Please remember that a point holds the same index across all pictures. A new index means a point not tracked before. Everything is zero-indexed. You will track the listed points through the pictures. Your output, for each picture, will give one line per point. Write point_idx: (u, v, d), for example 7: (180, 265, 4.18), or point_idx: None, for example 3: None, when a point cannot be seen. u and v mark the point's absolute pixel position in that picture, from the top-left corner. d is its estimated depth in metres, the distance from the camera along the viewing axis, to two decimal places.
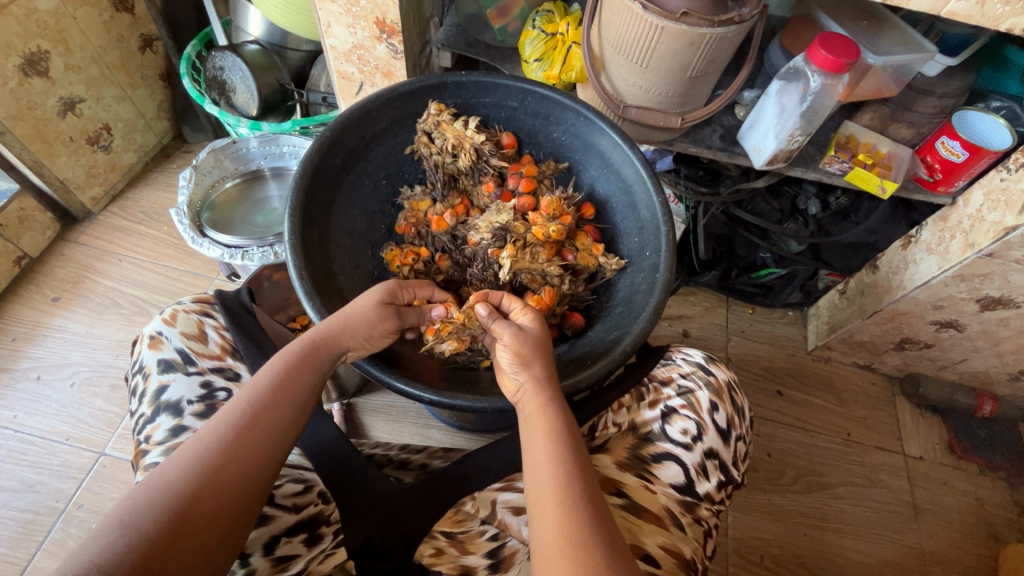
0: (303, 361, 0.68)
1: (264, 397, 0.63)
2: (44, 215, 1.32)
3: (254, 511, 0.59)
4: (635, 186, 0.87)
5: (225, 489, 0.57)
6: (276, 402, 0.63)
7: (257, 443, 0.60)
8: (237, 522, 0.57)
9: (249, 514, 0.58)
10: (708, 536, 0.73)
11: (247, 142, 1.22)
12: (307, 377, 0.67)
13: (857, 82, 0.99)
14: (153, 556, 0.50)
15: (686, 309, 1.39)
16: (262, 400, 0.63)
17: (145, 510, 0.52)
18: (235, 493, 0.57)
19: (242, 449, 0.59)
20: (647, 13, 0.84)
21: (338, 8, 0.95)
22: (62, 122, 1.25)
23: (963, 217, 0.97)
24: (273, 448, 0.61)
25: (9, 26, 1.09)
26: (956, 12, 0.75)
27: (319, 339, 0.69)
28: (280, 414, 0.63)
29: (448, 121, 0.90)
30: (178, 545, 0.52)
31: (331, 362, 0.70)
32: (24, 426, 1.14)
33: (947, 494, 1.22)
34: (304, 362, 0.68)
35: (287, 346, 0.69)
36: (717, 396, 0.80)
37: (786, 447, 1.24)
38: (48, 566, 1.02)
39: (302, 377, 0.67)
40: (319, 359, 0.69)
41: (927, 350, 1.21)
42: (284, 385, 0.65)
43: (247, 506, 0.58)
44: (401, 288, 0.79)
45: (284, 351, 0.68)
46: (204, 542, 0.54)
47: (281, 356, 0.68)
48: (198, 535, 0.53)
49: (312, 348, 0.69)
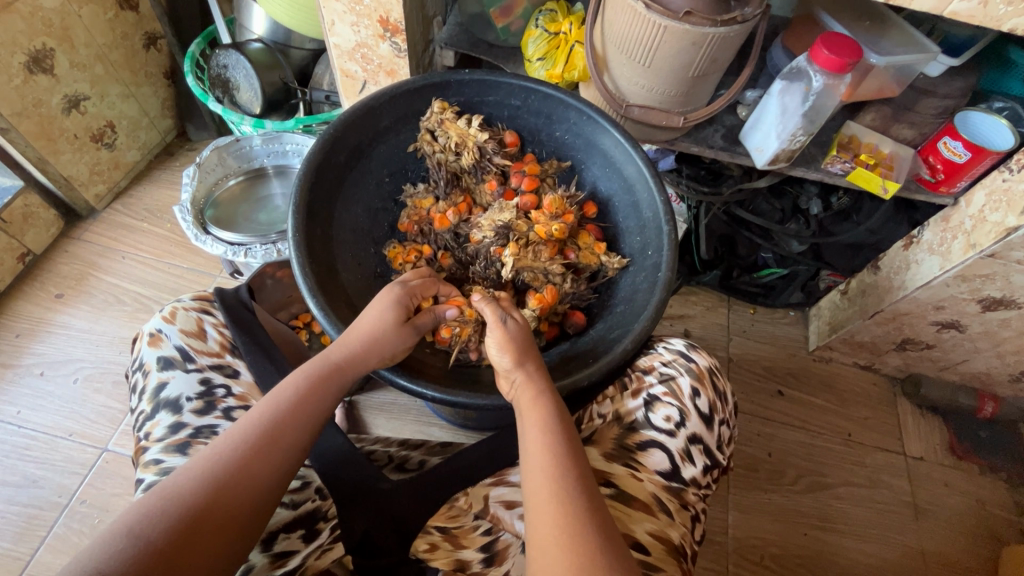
0: (322, 379, 0.68)
1: (283, 413, 0.64)
2: (47, 212, 1.32)
3: (262, 524, 0.59)
4: (637, 185, 0.87)
5: (235, 503, 0.57)
6: (295, 420, 0.64)
7: (271, 459, 0.61)
8: (244, 536, 0.57)
9: (256, 528, 0.59)
10: (696, 521, 0.73)
11: (249, 140, 1.23)
12: (325, 396, 0.68)
13: (859, 82, 1.00)
14: (159, 565, 0.50)
15: (687, 308, 1.39)
16: (280, 416, 0.63)
17: (155, 518, 0.53)
18: (244, 507, 0.57)
19: (255, 463, 0.59)
20: (649, 13, 0.84)
21: (342, 7, 0.95)
22: (66, 120, 1.26)
23: (964, 217, 0.97)
24: (285, 464, 0.62)
25: (14, 24, 1.09)
26: (958, 12, 0.75)
27: (340, 357, 0.70)
28: (297, 432, 0.64)
29: (451, 120, 0.91)
30: (186, 556, 0.52)
31: (350, 381, 0.71)
32: (27, 422, 1.15)
33: (948, 495, 1.22)
34: (321, 380, 0.68)
35: (307, 363, 0.69)
36: (698, 382, 0.79)
37: (786, 446, 1.24)
38: (50, 561, 1.02)
39: (320, 394, 0.67)
40: (339, 378, 0.69)
41: (928, 351, 1.21)
42: (303, 403, 0.65)
43: (255, 520, 0.58)
44: (411, 290, 0.78)
45: (304, 368, 0.68)
46: (211, 553, 0.54)
47: (301, 372, 0.68)
48: (206, 547, 0.54)
49: (333, 367, 0.69)
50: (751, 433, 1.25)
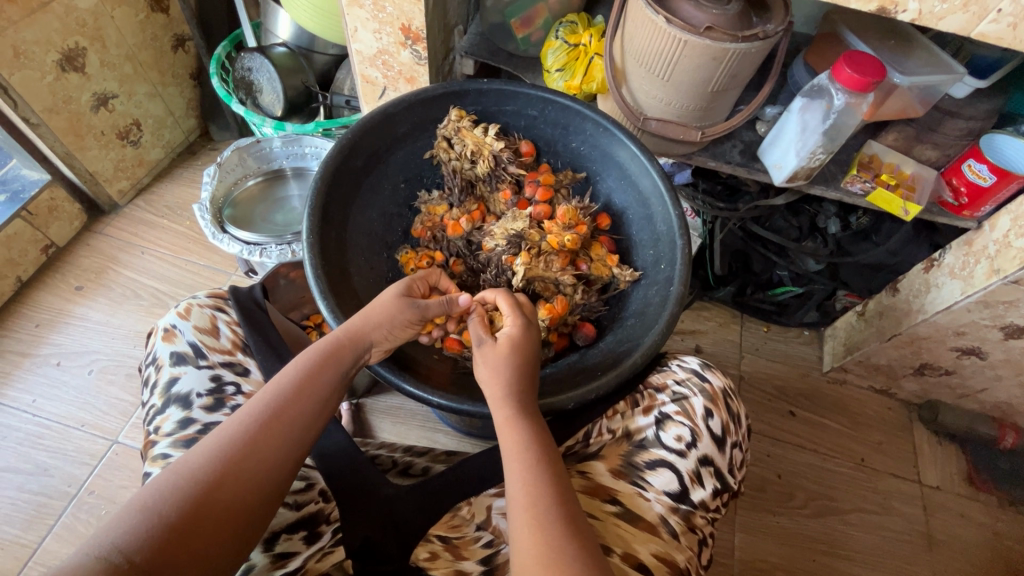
0: (329, 357, 0.68)
1: (290, 393, 0.64)
2: (72, 206, 1.35)
3: (274, 501, 0.59)
4: (652, 199, 0.87)
5: (244, 480, 0.57)
6: (298, 399, 0.64)
7: (278, 437, 0.61)
8: (258, 515, 0.58)
9: (269, 504, 0.59)
10: (703, 545, 0.72)
11: (270, 142, 1.24)
12: (330, 375, 0.67)
13: (881, 102, 0.99)
14: (174, 540, 0.51)
15: (699, 323, 1.38)
16: (285, 396, 0.63)
17: (168, 494, 0.53)
18: (255, 484, 0.58)
19: (265, 442, 0.60)
20: (669, 26, 0.83)
21: (365, 14, 0.97)
22: (94, 117, 1.29)
23: (988, 242, 0.95)
24: (293, 442, 0.62)
25: (49, 23, 1.13)
26: (986, 34, 0.74)
27: (343, 337, 0.70)
28: (303, 412, 0.64)
29: (467, 128, 0.91)
30: (200, 531, 0.53)
31: (354, 362, 0.70)
32: (42, 411, 1.17)
33: (963, 526, 1.18)
34: (328, 359, 0.68)
35: (312, 343, 0.69)
36: (712, 402, 0.78)
37: (796, 469, 1.22)
38: (57, 549, 1.04)
39: (326, 371, 0.67)
40: (343, 357, 0.69)
41: (947, 377, 1.19)
42: (307, 381, 0.65)
43: (266, 495, 0.59)
44: (416, 281, 0.79)
45: (307, 350, 0.68)
46: (224, 527, 0.54)
47: (305, 354, 0.68)
48: (219, 523, 0.54)
49: (336, 346, 0.69)
50: (760, 453, 1.23)
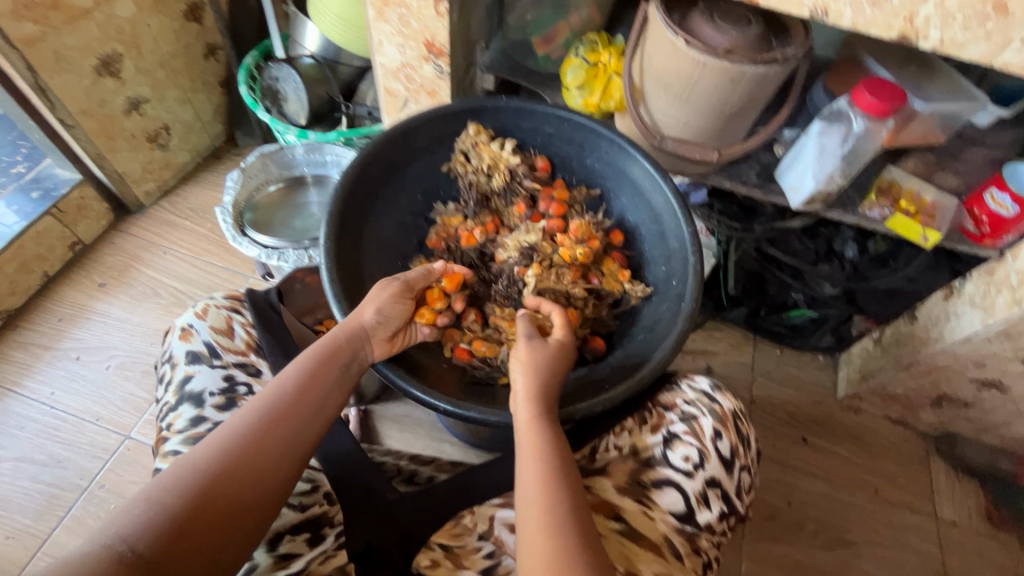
0: (329, 356, 0.69)
1: (292, 391, 0.65)
2: (100, 205, 1.40)
3: (280, 497, 0.60)
4: (664, 216, 0.87)
5: (248, 475, 0.58)
6: (301, 397, 0.65)
7: (280, 434, 0.62)
8: (262, 512, 0.58)
9: (274, 500, 0.59)
10: (708, 569, 0.71)
11: (293, 149, 1.27)
12: (330, 375, 0.68)
13: (904, 127, 0.96)
14: (178, 532, 0.52)
15: (711, 344, 1.37)
16: (286, 394, 0.64)
17: (173, 488, 0.54)
18: (258, 480, 0.59)
19: (268, 439, 0.61)
20: (689, 48, 0.84)
21: (390, 28, 0.99)
22: (126, 120, 1.33)
23: (1010, 271, 0.91)
24: (297, 439, 0.63)
25: (89, 30, 1.17)
26: (1009, 63, 0.73)
27: (342, 336, 0.71)
28: (305, 410, 0.64)
29: (484, 142, 0.94)
30: (204, 525, 0.54)
31: (354, 361, 0.71)
32: (59, 404, 1.20)
33: (981, 565, 1.15)
34: (328, 358, 0.69)
35: (313, 343, 0.71)
36: (721, 423, 0.76)
37: (807, 497, 1.19)
38: (66, 541, 1.06)
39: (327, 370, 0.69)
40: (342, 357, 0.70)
41: (966, 410, 1.16)
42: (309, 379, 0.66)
43: (271, 491, 0.59)
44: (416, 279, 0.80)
45: (308, 349, 0.69)
46: (228, 521, 0.55)
47: (307, 354, 0.69)
48: (223, 517, 0.55)
49: (336, 346, 0.70)
50: (770, 479, 1.20)
